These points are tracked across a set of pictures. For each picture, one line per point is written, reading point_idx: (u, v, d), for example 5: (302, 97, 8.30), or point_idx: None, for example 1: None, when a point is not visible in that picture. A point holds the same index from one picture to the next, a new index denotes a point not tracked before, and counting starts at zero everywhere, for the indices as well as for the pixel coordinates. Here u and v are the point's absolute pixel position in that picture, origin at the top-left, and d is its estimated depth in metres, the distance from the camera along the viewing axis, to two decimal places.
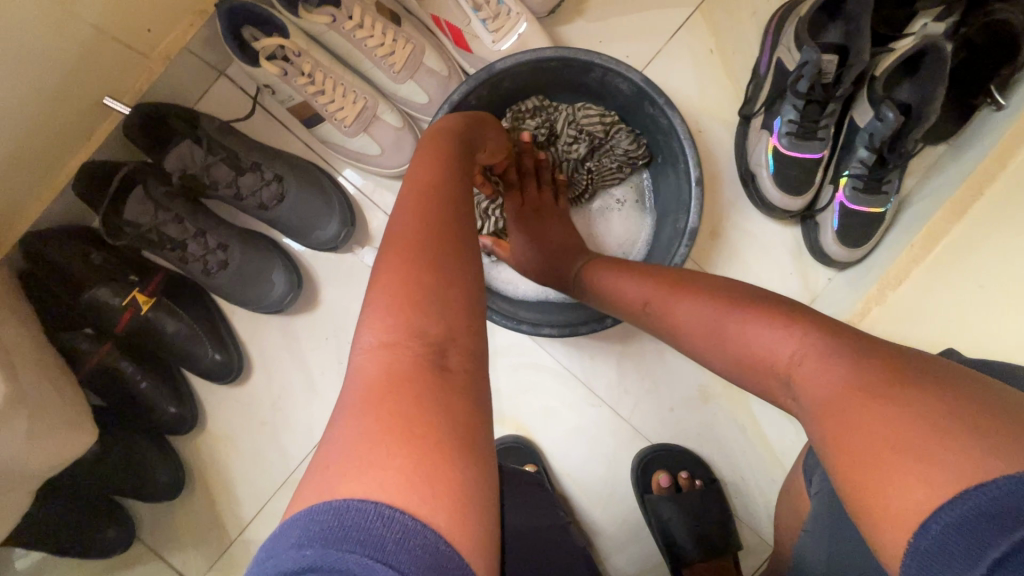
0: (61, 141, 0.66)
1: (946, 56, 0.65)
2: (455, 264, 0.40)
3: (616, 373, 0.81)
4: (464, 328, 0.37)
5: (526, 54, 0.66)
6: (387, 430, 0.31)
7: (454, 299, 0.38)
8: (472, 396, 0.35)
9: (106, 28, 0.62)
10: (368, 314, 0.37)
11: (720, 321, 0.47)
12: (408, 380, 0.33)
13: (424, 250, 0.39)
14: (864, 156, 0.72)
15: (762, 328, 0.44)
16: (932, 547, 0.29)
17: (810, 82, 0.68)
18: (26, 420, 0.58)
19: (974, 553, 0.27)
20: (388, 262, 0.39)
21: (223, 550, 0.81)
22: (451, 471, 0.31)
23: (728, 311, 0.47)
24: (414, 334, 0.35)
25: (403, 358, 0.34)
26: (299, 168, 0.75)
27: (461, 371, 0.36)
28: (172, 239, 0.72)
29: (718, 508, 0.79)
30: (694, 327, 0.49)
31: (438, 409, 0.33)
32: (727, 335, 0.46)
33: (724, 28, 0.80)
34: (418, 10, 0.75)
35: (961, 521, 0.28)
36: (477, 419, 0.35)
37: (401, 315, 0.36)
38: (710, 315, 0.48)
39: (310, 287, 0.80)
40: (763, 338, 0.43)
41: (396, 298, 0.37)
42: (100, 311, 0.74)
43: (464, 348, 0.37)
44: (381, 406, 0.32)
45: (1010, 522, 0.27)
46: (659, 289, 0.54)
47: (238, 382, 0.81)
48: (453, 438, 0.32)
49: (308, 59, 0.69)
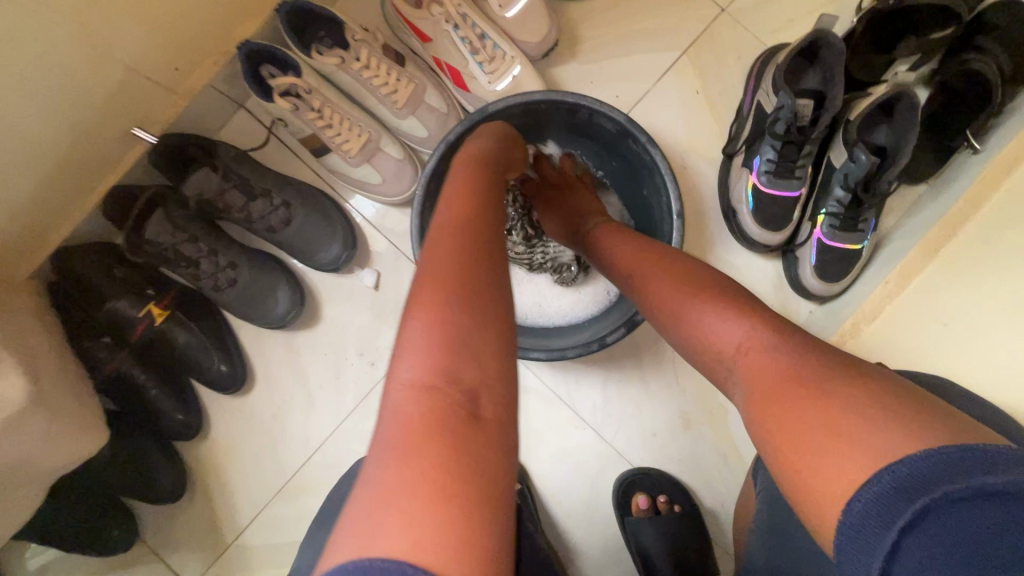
0: (90, 166, 0.73)
1: (916, 103, 0.68)
2: (494, 309, 0.41)
3: (600, 397, 0.84)
4: (497, 374, 0.39)
5: (517, 97, 0.71)
6: (415, 485, 0.32)
7: (489, 333, 0.39)
8: (501, 445, 0.36)
9: (138, 68, 0.69)
10: (403, 348, 0.38)
11: (681, 305, 0.47)
12: (441, 428, 0.35)
13: (461, 292, 0.40)
14: (840, 196, 0.75)
15: (716, 313, 0.44)
16: (856, 522, 0.32)
17: (787, 124, 0.71)
18: (44, 420, 0.63)
19: (885, 522, 0.31)
20: (425, 299, 0.40)
21: (219, 554, 0.85)
22: (477, 518, 0.32)
23: (701, 300, 0.46)
24: (446, 372, 0.37)
25: (437, 403, 0.35)
26: (306, 196, 0.81)
27: (491, 418, 0.37)
28: (187, 257, 0.78)
29: (696, 532, 0.81)
30: (668, 309, 0.48)
31: (470, 461, 0.34)
32: (688, 321, 0.46)
33: (710, 71, 0.84)
34: (422, 52, 0.81)
35: (878, 494, 0.32)
36: (504, 465, 0.36)
37: (439, 359, 0.37)
38: (683, 297, 0.47)
39: (312, 306, 0.85)
40: (723, 326, 0.43)
41: (433, 335, 0.38)
42: (118, 321, 0.80)
43: (496, 394, 0.38)
44: (412, 454, 0.34)
45: (912, 495, 0.31)
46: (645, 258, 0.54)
47: (241, 393, 0.86)
48: (480, 496, 0.33)
49: (318, 96, 0.75)
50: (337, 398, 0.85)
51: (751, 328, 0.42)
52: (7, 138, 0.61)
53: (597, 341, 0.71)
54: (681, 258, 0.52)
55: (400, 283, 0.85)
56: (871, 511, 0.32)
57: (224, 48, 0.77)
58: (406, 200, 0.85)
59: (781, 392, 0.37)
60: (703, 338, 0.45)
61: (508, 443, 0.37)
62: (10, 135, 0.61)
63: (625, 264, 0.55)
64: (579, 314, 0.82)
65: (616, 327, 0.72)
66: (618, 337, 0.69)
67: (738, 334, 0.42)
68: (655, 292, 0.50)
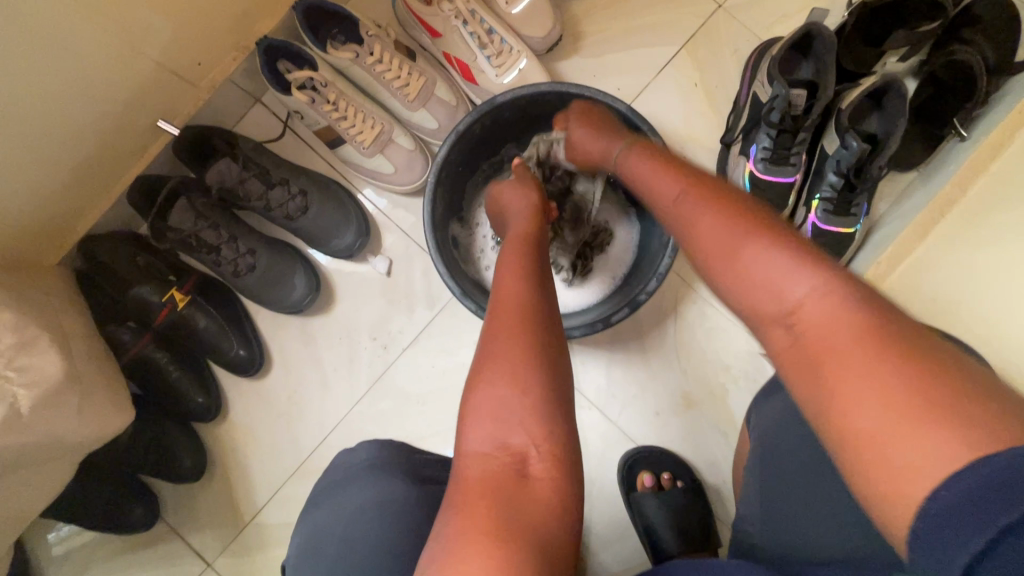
0: (117, 156, 0.77)
1: (904, 90, 0.71)
2: (547, 372, 0.46)
3: (605, 378, 0.87)
4: (549, 434, 0.44)
5: (524, 88, 0.74)
6: (471, 531, 0.39)
7: (535, 402, 0.44)
8: (550, 501, 0.42)
9: (164, 63, 0.73)
10: (468, 415, 0.46)
11: (728, 254, 0.43)
12: (497, 485, 0.42)
13: (516, 357, 0.46)
14: (833, 181, 0.78)
15: (776, 257, 0.40)
16: (936, 517, 0.29)
17: (781, 113, 0.75)
18: (77, 396, 0.67)
19: (979, 523, 0.28)
20: (484, 376, 0.46)
21: (238, 532, 0.88)
22: (525, 557, 0.38)
23: (761, 245, 0.41)
24: (501, 445, 0.43)
25: (494, 466, 0.43)
26: (322, 185, 0.85)
27: (540, 477, 0.43)
28: (208, 244, 0.82)
29: (700, 507, 0.84)
30: (718, 255, 0.44)
31: (520, 515, 0.40)
32: (735, 269, 0.42)
33: (707, 64, 0.88)
34: (431, 47, 0.85)
35: (965, 491, 0.28)
36: (555, 518, 0.42)
37: (495, 422, 0.44)
38: (744, 237, 0.42)
39: (327, 291, 0.89)
40: (789, 279, 0.39)
41: (488, 412, 0.45)
42: (142, 306, 0.83)
43: (546, 453, 0.44)
44: (472, 509, 0.40)
45: (1015, 498, 0.27)
46: (696, 188, 0.49)
47: (259, 376, 0.89)
48: (527, 543, 0.38)
49: (333, 89, 0.79)
50: (351, 380, 0.88)
51: (821, 279, 0.38)
52: (43, 128, 0.65)
53: (602, 321, 0.74)
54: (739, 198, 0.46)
55: (412, 269, 0.88)
56: (958, 508, 0.28)
57: (242, 44, 0.81)
58: (417, 189, 0.88)
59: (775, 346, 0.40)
60: (756, 286, 0.41)
61: (558, 494, 0.43)
62: (45, 126, 0.65)
63: (667, 204, 0.50)
64: (584, 301, 0.85)
65: (621, 307, 0.74)
66: (623, 316, 0.72)
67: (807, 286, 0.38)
68: (712, 231, 0.45)
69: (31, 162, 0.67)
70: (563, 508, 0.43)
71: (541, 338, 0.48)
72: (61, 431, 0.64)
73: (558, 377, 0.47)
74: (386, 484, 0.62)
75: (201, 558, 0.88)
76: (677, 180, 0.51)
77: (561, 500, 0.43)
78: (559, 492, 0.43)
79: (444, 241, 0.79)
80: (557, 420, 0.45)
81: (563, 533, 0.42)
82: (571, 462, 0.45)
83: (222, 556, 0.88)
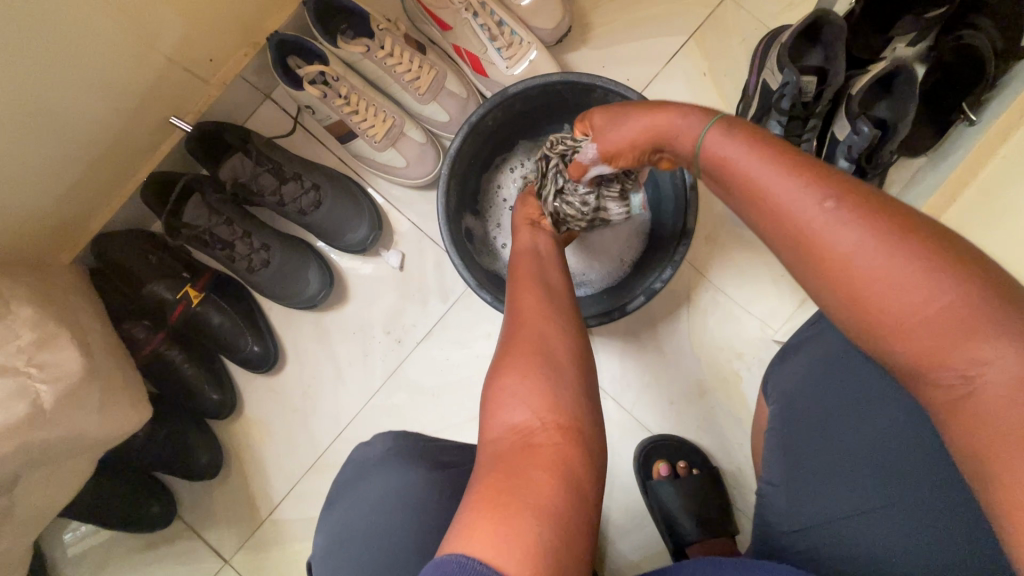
0: (130, 153, 0.77)
1: (914, 75, 0.72)
2: (562, 366, 0.49)
3: (619, 368, 0.87)
4: (558, 411, 0.46)
5: (536, 79, 0.74)
6: (480, 496, 0.41)
7: (538, 385, 0.47)
8: (559, 465, 0.43)
9: (177, 59, 0.73)
10: (488, 404, 0.49)
11: (909, 312, 0.35)
12: (508, 456, 0.44)
13: (531, 353, 0.49)
14: (844, 167, 0.79)
15: (965, 308, 0.33)
16: None
17: (792, 100, 0.75)
18: (97, 393, 0.67)
19: None
20: (497, 372, 0.50)
21: (255, 528, 0.88)
22: (528, 521, 0.38)
23: (938, 291, 0.34)
24: (510, 425, 0.46)
25: (506, 442, 0.45)
26: (334, 179, 0.85)
27: (545, 445, 0.44)
28: (223, 240, 0.82)
29: (717, 493, 0.84)
30: (889, 304, 0.35)
31: (525, 478, 0.41)
32: (919, 328, 0.35)
33: (716, 54, 0.88)
34: (441, 41, 0.86)
35: None
36: (560, 487, 0.41)
37: (506, 404, 0.47)
38: (928, 281, 0.34)
39: (340, 286, 0.89)
40: (984, 341, 0.33)
41: (497, 399, 0.48)
42: (156, 303, 0.83)
43: (552, 426, 0.45)
44: (485, 477, 0.43)
45: None
46: (856, 207, 0.37)
47: (273, 372, 0.89)
48: (531, 504, 0.40)
49: (345, 83, 0.78)
50: (365, 374, 0.88)
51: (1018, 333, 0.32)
52: (58, 125, 0.65)
53: (618, 309, 0.74)
54: (896, 213, 0.36)
55: (425, 262, 0.89)
56: None
57: (253, 40, 0.81)
58: (429, 182, 0.88)
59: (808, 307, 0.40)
60: (933, 344, 0.34)
61: (566, 465, 0.43)
62: (61, 122, 0.65)
63: (805, 225, 0.38)
64: (597, 287, 0.85)
65: (637, 295, 0.75)
66: (639, 304, 0.72)
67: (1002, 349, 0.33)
68: (883, 272, 0.35)
69: (47, 159, 0.67)
70: (570, 475, 0.43)
71: (552, 345, 0.50)
72: (82, 427, 0.64)
73: (568, 372, 0.49)
74: (403, 475, 0.61)
75: (218, 555, 0.88)
76: (819, 188, 0.38)
77: (568, 467, 0.43)
78: (566, 463, 0.43)
79: (458, 236, 0.78)
80: (565, 405, 0.47)
81: (573, 503, 0.41)
82: (585, 441, 0.46)
83: (239, 552, 0.88)
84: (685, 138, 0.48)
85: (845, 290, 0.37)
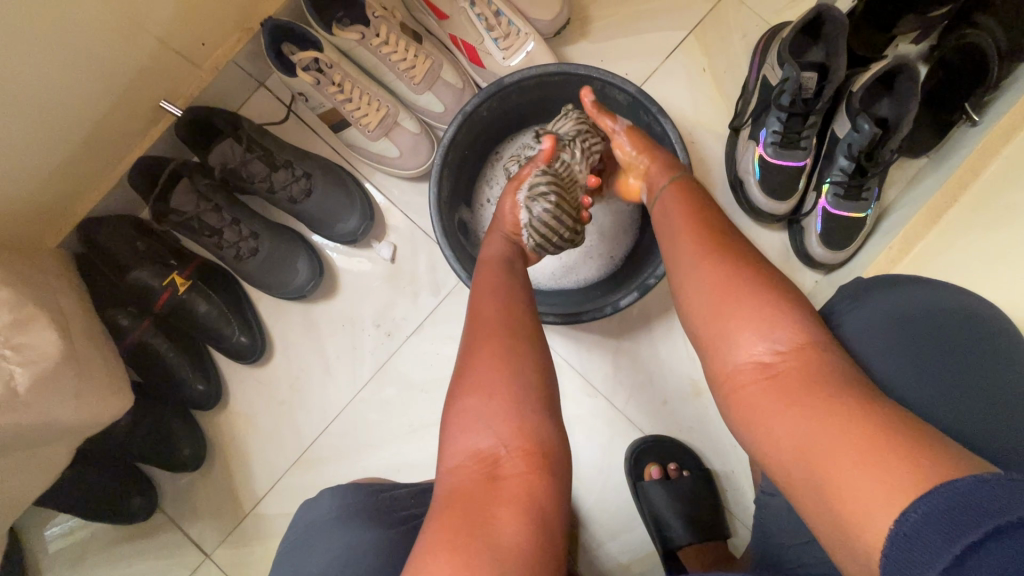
0: (119, 138, 0.76)
1: (917, 74, 0.70)
2: (528, 376, 0.50)
3: (612, 366, 0.86)
4: (517, 423, 0.47)
5: (532, 70, 0.73)
6: (443, 533, 0.42)
7: (504, 408, 0.48)
8: (526, 489, 0.45)
9: (169, 42, 0.72)
10: (455, 421, 0.49)
11: (728, 305, 0.48)
12: (467, 494, 0.45)
13: (490, 365, 0.50)
14: (844, 165, 0.77)
15: (766, 314, 0.47)
16: (912, 532, 0.33)
17: (792, 96, 0.74)
18: (73, 378, 0.65)
19: (949, 537, 0.31)
20: (458, 391, 0.50)
21: (237, 523, 0.86)
22: (480, 562, 0.40)
23: (747, 302, 0.47)
24: (478, 460, 0.46)
25: (466, 479, 0.46)
26: (326, 169, 0.84)
27: (511, 477, 0.45)
28: (210, 227, 0.81)
29: (708, 495, 0.82)
30: (715, 297, 0.49)
31: (487, 510, 0.43)
32: (729, 318, 0.48)
33: (716, 50, 0.87)
34: (437, 30, 0.85)
35: (934, 509, 0.33)
36: (520, 524, 0.43)
37: (471, 427, 0.48)
38: (784, 317, 0.46)
39: (330, 278, 0.88)
40: (777, 332, 0.46)
41: (460, 423, 0.48)
42: (140, 291, 0.82)
43: (517, 451, 0.46)
44: (446, 508, 0.45)
45: (969, 517, 0.31)
46: (735, 258, 0.51)
47: (260, 363, 0.88)
48: (485, 546, 0.41)
49: (339, 71, 0.77)
50: (354, 367, 0.87)
51: (800, 334, 0.46)
52: (47, 104, 0.64)
53: (610, 305, 0.73)
54: (741, 245, 0.52)
55: (417, 256, 0.87)
56: (929, 524, 0.33)
57: (246, 25, 0.80)
58: (422, 174, 0.87)
59: (709, 325, 0.50)
60: (730, 336, 0.48)
61: (529, 494, 0.45)
62: (51, 103, 0.64)
63: (699, 249, 0.53)
64: (587, 277, 0.84)
65: (629, 292, 0.74)
66: (631, 301, 0.72)
67: (788, 339, 0.45)
68: (747, 300, 0.48)
69: (35, 140, 0.65)
70: (533, 508, 0.44)
71: (516, 359, 0.51)
72: (57, 413, 0.62)
73: (533, 381, 0.50)
74: (360, 532, 0.63)
75: (199, 549, 0.86)
76: (702, 244, 0.53)
77: (532, 498, 0.45)
78: (530, 489, 0.45)
79: (451, 227, 0.77)
80: (530, 425, 0.48)
81: (529, 528, 0.43)
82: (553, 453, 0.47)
83: (220, 547, 0.86)
84: (655, 180, 0.65)
85: (693, 290, 0.52)
